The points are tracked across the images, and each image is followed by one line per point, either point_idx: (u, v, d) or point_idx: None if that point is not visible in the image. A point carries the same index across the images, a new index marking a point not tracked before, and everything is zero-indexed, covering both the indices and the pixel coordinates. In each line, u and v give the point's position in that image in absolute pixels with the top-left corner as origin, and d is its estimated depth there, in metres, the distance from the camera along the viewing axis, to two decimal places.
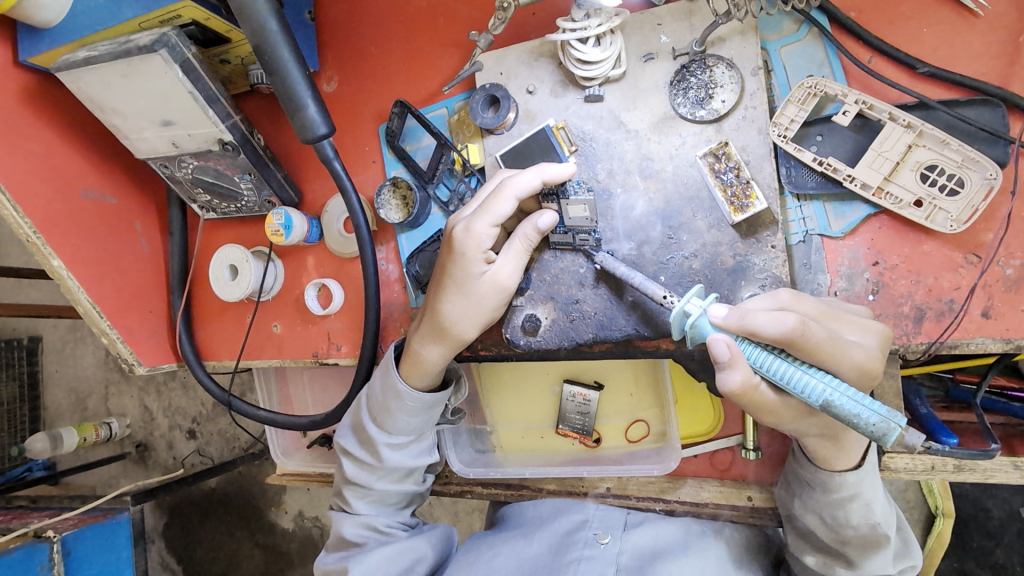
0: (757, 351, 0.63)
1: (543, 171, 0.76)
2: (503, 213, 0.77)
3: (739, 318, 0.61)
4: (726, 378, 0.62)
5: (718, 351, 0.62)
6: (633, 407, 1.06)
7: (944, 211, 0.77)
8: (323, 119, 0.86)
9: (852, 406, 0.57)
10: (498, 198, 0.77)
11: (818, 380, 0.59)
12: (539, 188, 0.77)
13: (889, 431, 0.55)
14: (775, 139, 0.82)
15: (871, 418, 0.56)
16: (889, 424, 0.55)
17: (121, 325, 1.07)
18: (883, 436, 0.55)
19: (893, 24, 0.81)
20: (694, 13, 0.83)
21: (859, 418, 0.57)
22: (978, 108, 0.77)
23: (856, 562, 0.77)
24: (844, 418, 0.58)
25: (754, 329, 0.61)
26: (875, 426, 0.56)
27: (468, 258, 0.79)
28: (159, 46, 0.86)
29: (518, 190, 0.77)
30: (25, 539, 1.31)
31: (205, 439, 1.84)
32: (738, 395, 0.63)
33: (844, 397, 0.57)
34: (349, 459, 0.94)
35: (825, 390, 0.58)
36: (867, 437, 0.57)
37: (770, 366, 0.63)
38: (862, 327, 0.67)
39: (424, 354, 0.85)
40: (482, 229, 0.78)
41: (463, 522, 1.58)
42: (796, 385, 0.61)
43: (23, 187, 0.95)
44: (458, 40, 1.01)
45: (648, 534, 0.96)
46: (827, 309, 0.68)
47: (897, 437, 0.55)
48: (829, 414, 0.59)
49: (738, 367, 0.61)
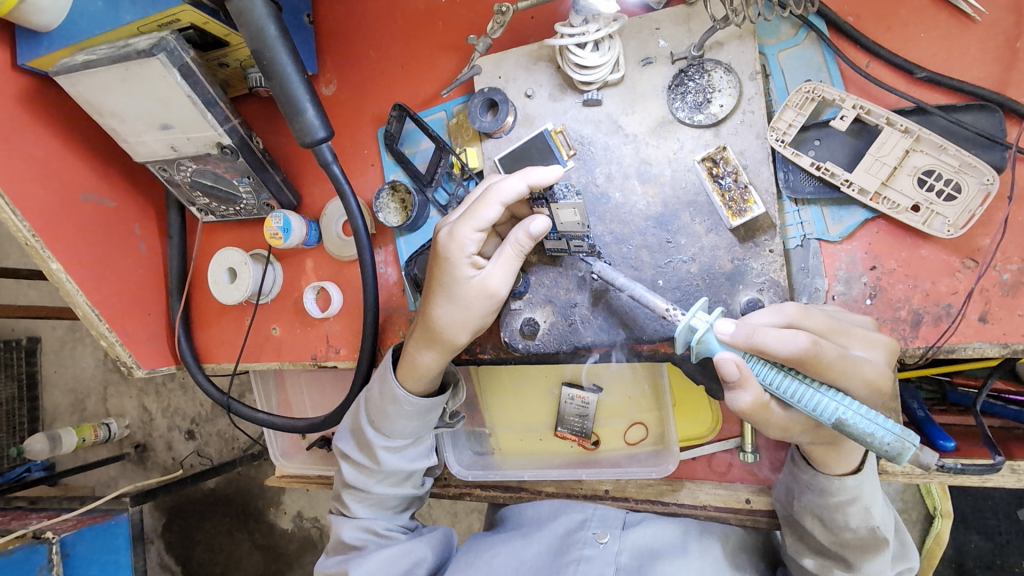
0: (767, 369, 0.64)
1: (528, 176, 0.75)
2: (488, 218, 0.77)
3: (748, 336, 0.60)
4: (736, 398, 0.63)
5: (728, 371, 0.61)
6: (632, 409, 1.07)
7: (941, 215, 0.77)
8: (322, 123, 0.86)
9: (866, 425, 0.58)
10: (482, 204, 0.77)
11: (830, 400, 0.60)
12: (525, 193, 0.76)
13: (903, 450, 0.57)
14: (773, 143, 0.82)
15: (885, 437, 0.57)
16: (904, 443, 0.57)
17: (120, 329, 1.07)
18: (897, 454, 0.57)
19: (891, 30, 0.81)
20: (692, 18, 0.83)
21: (873, 437, 0.58)
22: (974, 113, 0.77)
23: (855, 565, 0.77)
24: (857, 437, 0.59)
25: (763, 347, 0.60)
26: (889, 445, 0.57)
27: (453, 263, 0.80)
28: (159, 50, 0.86)
29: (504, 195, 0.76)
30: (25, 539, 1.30)
31: (205, 439, 1.84)
32: (749, 413, 0.64)
33: (856, 416, 0.59)
34: (349, 462, 0.94)
35: (839, 409, 0.60)
36: (880, 455, 0.58)
37: (780, 384, 0.63)
38: (870, 341, 0.67)
39: (419, 359, 0.85)
40: (466, 233, 0.78)
41: (463, 523, 1.58)
42: (808, 403, 0.62)
43: (22, 190, 0.94)
44: (456, 43, 1.01)
45: (647, 533, 0.96)
46: (835, 324, 0.67)
47: (911, 456, 0.57)
48: (842, 432, 0.60)
49: (748, 388, 0.61)
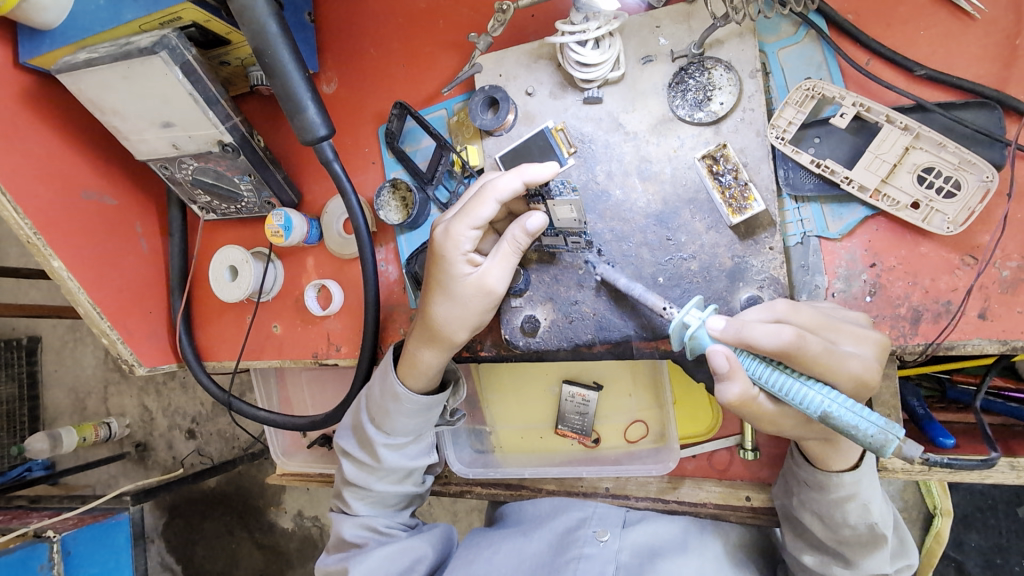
0: (755, 363, 0.64)
1: (523, 174, 0.74)
2: (484, 216, 0.77)
3: (737, 331, 0.62)
4: (724, 390, 0.63)
5: (718, 363, 0.62)
6: (632, 407, 1.07)
7: (941, 213, 0.77)
8: (323, 120, 0.87)
9: (849, 417, 0.57)
10: (479, 201, 0.77)
11: (815, 392, 0.60)
12: (521, 190, 0.76)
13: (887, 443, 0.55)
14: (773, 141, 0.82)
15: (869, 429, 0.56)
16: (887, 435, 0.55)
17: (121, 326, 1.08)
18: (881, 447, 0.56)
19: (891, 28, 0.81)
20: (693, 15, 0.83)
21: (857, 429, 0.57)
22: (974, 111, 0.77)
23: (854, 562, 0.77)
24: (842, 429, 0.58)
25: (751, 342, 0.61)
26: (872, 438, 0.56)
27: (450, 260, 0.80)
28: (160, 48, 0.86)
29: (500, 194, 0.76)
30: (25, 538, 1.32)
31: (205, 438, 1.84)
32: (736, 405, 0.64)
33: (841, 408, 0.58)
34: (349, 459, 0.94)
35: (824, 401, 0.59)
36: (866, 449, 0.57)
37: (768, 378, 0.63)
38: (860, 337, 0.67)
39: (419, 357, 0.85)
40: (462, 231, 0.79)
41: (463, 522, 1.59)
42: (795, 396, 0.61)
43: (23, 188, 0.95)
44: (457, 41, 1.01)
45: (647, 531, 0.97)
46: (824, 320, 0.68)
47: (895, 449, 0.55)
48: (829, 426, 0.60)
49: (737, 379, 0.62)
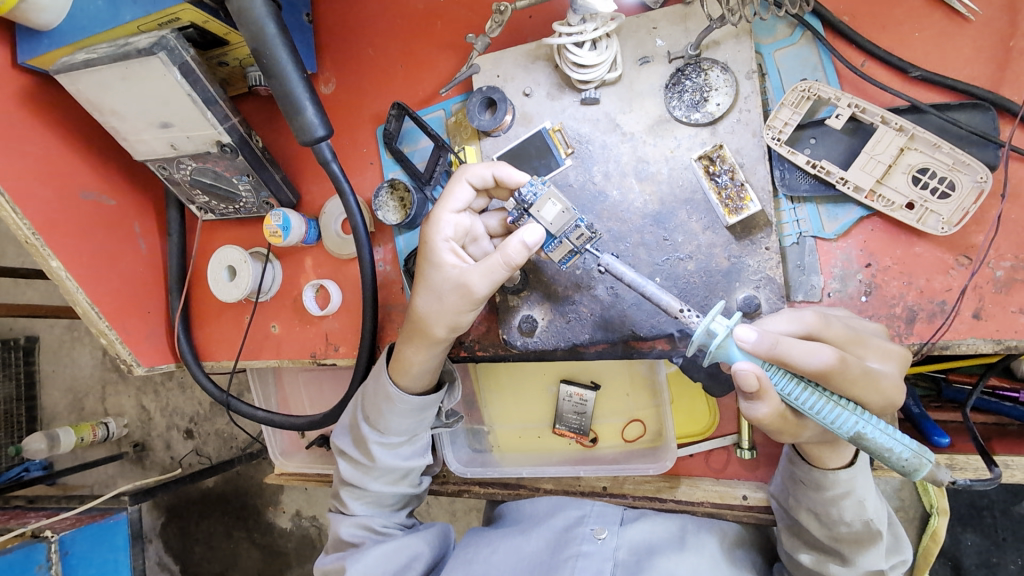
0: (787, 382, 0.64)
1: (495, 167, 0.80)
2: (462, 199, 0.82)
3: (770, 346, 0.61)
4: (752, 408, 0.64)
5: (747, 382, 0.61)
6: (629, 407, 1.08)
7: (936, 213, 0.78)
8: (322, 122, 0.87)
9: (884, 439, 0.61)
10: (453, 182, 0.82)
11: (853, 415, 0.62)
12: (490, 181, 0.81)
13: (920, 466, 0.62)
14: (769, 142, 0.83)
15: (905, 453, 0.61)
16: (921, 459, 0.61)
17: (120, 326, 1.08)
18: (914, 469, 0.62)
19: (885, 29, 0.82)
20: (689, 17, 0.84)
21: (891, 451, 0.62)
22: (968, 112, 0.78)
23: (850, 559, 0.78)
24: (876, 449, 0.62)
25: (785, 359, 0.61)
26: (907, 460, 0.62)
27: (432, 250, 0.81)
28: (159, 49, 0.87)
29: (470, 176, 0.81)
30: (23, 539, 1.31)
31: (203, 439, 1.84)
32: (766, 422, 0.65)
33: (876, 430, 0.61)
34: (344, 459, 0.95)
35: (859, 424, 0.61)
36: (897, 468, 0.63)
37: (801, 397, 0.63)
38: (885, 353, 0.68)
39: (407, 354, 0.86)
40: (443, 216, 0.81)
41: (461, 521, 1.59)
42: (827, 415, 0.63)
43: (21, 188, 0.95)
44: (455, 42, 1.01)
45: (644, 529, 0.97)
46: (853, 334, 0.67)
47: (924, 470, 0.62)
48: (858, 445, 0.63)
49: (766, 399, 0.62)
